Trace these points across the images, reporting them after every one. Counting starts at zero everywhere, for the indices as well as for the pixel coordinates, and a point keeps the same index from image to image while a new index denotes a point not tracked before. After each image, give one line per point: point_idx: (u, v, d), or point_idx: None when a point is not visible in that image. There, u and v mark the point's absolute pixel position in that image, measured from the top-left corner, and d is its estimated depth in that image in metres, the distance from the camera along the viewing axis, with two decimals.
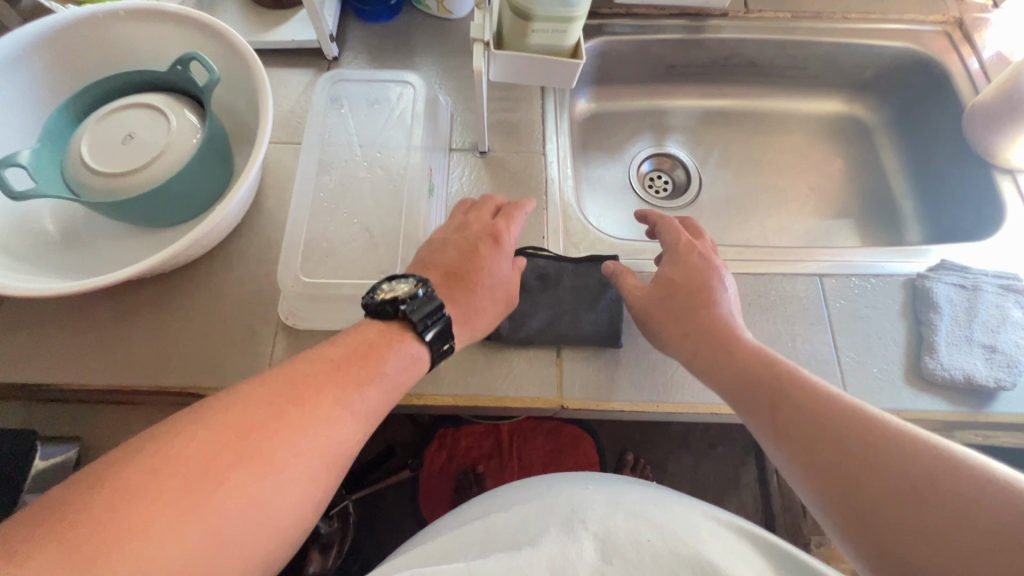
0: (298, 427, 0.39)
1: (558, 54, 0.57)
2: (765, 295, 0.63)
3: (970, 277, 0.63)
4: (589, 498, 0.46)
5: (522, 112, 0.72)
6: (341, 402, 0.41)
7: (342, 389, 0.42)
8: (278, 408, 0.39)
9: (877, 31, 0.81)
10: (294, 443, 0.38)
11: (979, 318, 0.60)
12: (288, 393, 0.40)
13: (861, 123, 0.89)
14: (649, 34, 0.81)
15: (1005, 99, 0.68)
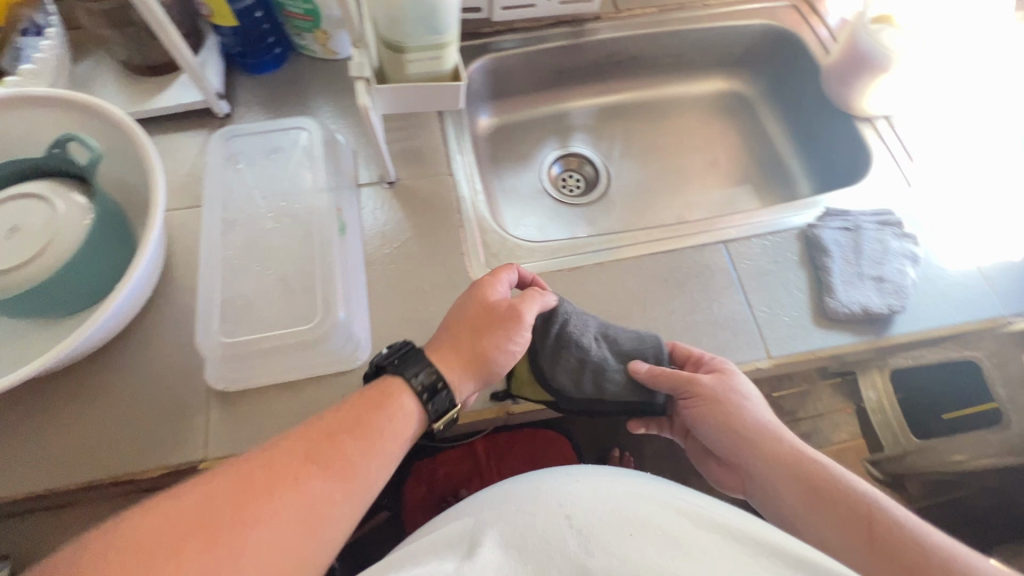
0: (261, 525, 0.40)
1: (439, 79, 0.59)
2: (678, 270, 0.67)
3: (852, 219, 0.69)
4: (579, 493, 0.44)
5: (424, 138, 0.74)
6: (320, 474, 0.44)
7: (308, 471, 0.43)
8: (229, 508, 0.39)
9: (736, 14, 0.89)
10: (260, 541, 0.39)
11: (864, 255, 0.66)
12: (242, 495, 0.40)
13: (742, 96, 0.96)
14: (531, 47, 0.85)
15: (846, 59, 0.76)
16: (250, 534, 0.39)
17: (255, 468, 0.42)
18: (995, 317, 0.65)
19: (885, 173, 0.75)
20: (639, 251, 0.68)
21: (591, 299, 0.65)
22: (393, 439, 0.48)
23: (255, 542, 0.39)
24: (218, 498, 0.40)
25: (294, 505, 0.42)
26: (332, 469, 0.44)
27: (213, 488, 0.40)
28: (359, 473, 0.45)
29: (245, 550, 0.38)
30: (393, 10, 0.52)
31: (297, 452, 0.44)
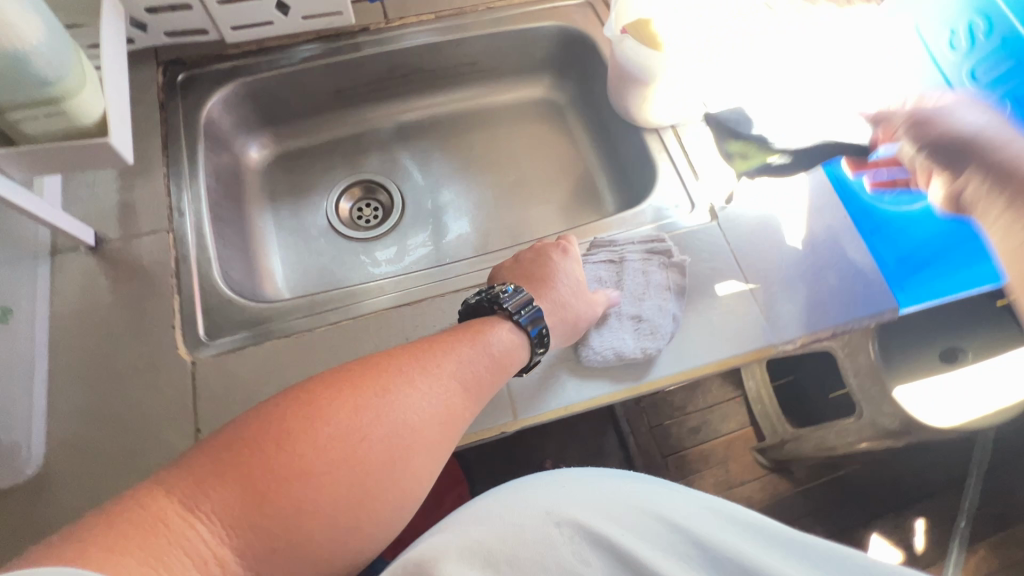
0: (383, 407, 0.43)
1: (83, 134, 0.49)
2: (424, 322, 0.60)
3: (618, 250, 0.64)
4: (563, 498, 0.47)
5: (143, 188, 0.64)
6: (382, 399, 0.44)
7: (408, 377, 0.46)
8: (352, 397, 0.43)
9: (526, 15, 0.80)
10: (385, 434, 0.43)
11: (624, 290, 0.62)
12: (350, 389, 0.44)
13: (555, 103, 0.89)
14: (320, 60, 0.75)
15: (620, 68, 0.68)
16: (397, 410, 0.44)
17: (356, 368, 0.46)
18: (768, 347, 0.61)
19: (667, 191, 0.70)
20: (388, 304, 0.62)
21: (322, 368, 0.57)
22: (465, 368, 0.50)
23: (383, 426, 0.43)
24: (364, 369, 0.46)
25: (456, 381, 0.49)
26: (444, 372, 0.48)
27: (372, 359, 0.47)
28: (451, 383, 0.48)
29: (376, 425, 0.43)
30: None
31: (356, 370, 0.45)
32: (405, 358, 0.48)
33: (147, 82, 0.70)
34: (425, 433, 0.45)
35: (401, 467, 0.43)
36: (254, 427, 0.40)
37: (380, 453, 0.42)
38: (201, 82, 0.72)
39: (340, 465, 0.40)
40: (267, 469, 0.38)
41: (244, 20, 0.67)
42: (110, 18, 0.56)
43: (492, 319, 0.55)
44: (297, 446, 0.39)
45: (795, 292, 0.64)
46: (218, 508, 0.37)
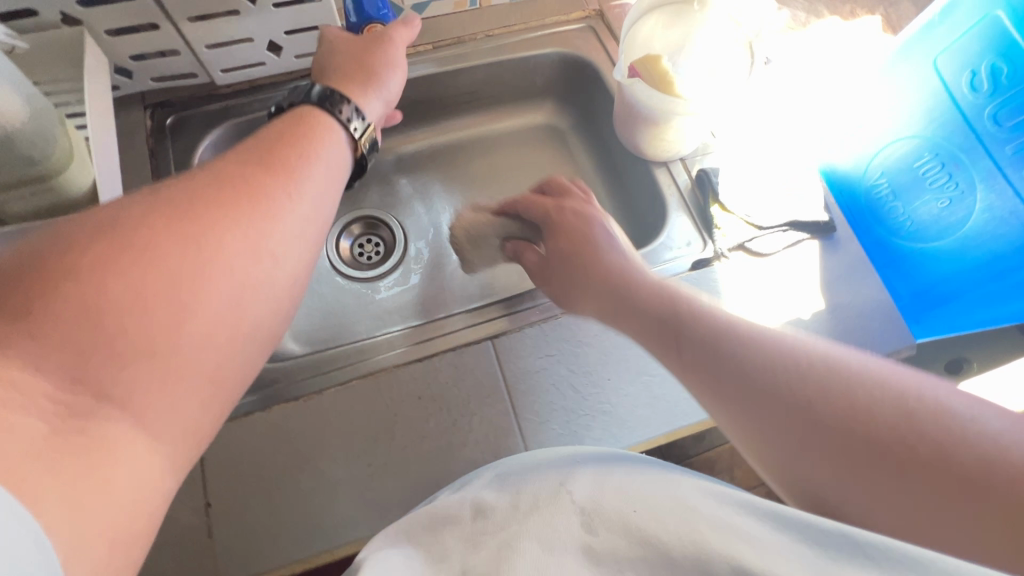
0: (201, 262, 0.35)
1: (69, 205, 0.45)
2: (436, 380, 0.58)
3: None
4: (581, 476, 0.41)
5: None
6: (217, 225, 0.37)
7: (262, 228, 0.39)
8: (210, 213, 0.37)
9: (526, 42, 0.78)
10: (234, 225, 0.38)
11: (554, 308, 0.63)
12: (196, 205, 0.37)
13: (557, 128, 0.86)
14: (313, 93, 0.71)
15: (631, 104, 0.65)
16: (223, 257, 0.36)
17: (223, 166, 0.41)
18: None
19: (677, 229, 0.68)
20: (395, 361, 0.60)
21: (333, 433, 0.56)
22: (306, 158, 0.46)
23: (239, 215, 0.38)
24: (209, 188, 0.38)
25: (315, 216, 0.44)
26: (295, 170, 0.44)
27: (232, 161, 0.42)
28: (277, 189, 0.41)
29: (191, 252, 0.35)
30: None
31: (225, 167, 0.41)
32: (239, 165, 0.41)
33: (133, 127, 0.67)
34: (274, 297, 0.40)
35: (212, 265, 0.35)
36: (118, 219, 0.34)
37: (212, 254, 0.36)
38: (191, 123, 0.69)
39: (184, 306, 0.34)
40: (72, 266, 0.31)
41: (233, 62, 0.64)
42: (93, 74, 0.53)
43: (326, 118, 0.50)
44: (138, 302, 0.32)
45: (812, 334, 0.63)
46: (35, 351, 0.29)
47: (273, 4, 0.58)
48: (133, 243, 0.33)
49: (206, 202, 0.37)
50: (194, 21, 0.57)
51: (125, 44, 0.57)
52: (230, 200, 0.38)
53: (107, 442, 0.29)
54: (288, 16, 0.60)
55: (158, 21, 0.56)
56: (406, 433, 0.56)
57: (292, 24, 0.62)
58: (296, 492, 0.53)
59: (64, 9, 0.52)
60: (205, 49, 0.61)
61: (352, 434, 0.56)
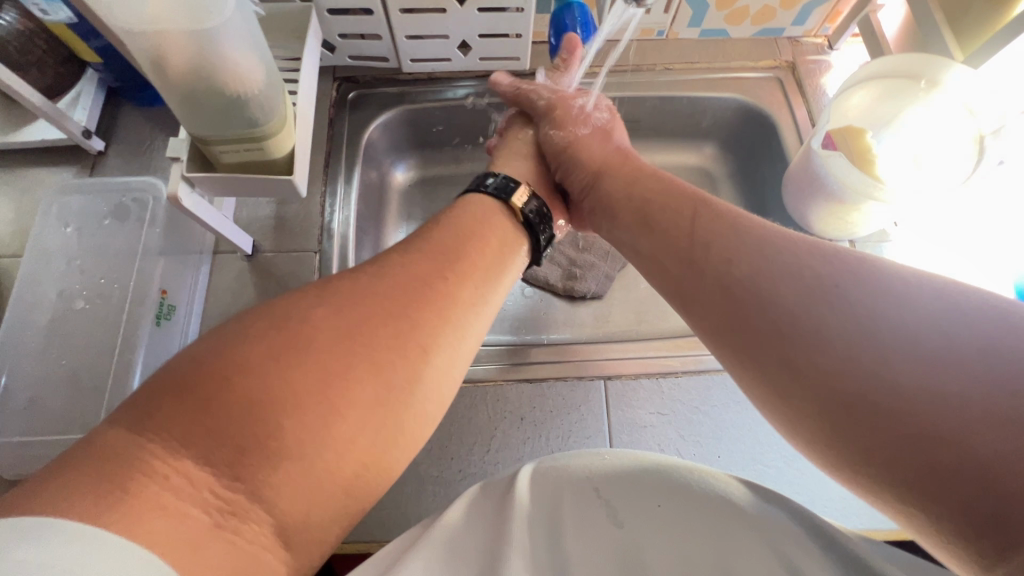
0: (425, 310, 0.38)
1: (272, 169, 0.51)
2: (541, 406, 0.58)
3: None
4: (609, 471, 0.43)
5: (300, 205, 0.67)
6: (434, 274, 0.41)
7: (469, 277, 0.43)
8: (397, 296, 0.38)
9: (705, 82, 0.75)
10: (412, 304, 0.38)
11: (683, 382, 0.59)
12: (418, 270, 0.41)
13: (710, 173, 0.82)
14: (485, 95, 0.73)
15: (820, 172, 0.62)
16: (448, 303, 0.40)
17: (405, 253, 0.42)
18: None
19: None
20: (502, 376, 0.60)
21: (432, 429, 0.57)
22: (500, 222, 0.49)
23: (421, 297, 0.39)
24: (397, 273, 0.40)
25: (493, 285, 0.45)
26: (477, 263, 0.44)
27: (425, 242, 0.44)
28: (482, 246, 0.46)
29: (418, 304, 0.38)
30: (193, 103, 0.42)
31: (403, 252, 0.42)
32: (447, 233, 0.45)
33: (322, 97, 0.72)
34: (442, 365, 0.38)
35: (430, 313, 0.38)
36: (343, 279, 0.39)
37: (393, 334, 0.36)
38: (370, 103, 0.73)
39: (398, 337, 0.36)
40: (288, 327, 0.34)
41: (423, 54, 0.67)
42: (311, 48, 0.58)
43: (493, 202, 0.51)
44: (319, 354, 0.33)
45: None
46: (289, 362, 0.32)
47: (477, 8, 0.60)
48: (359, 299, 0.37)
49: (417, 267, 0.41)
50: (403, 12, 0.61)
51: (339, 23, 0.62)
52: (439, 262, 0.42)
53: (264, 487, 0.29)
54: (489, 21, 0.62)
55: (372, 8, 0.60)
56: (502, 451, 0.56)
57: (490, 29, 0.64)
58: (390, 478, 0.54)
59: None
60: (405, 39, 0.65)
61: (450, 436, 0.56)
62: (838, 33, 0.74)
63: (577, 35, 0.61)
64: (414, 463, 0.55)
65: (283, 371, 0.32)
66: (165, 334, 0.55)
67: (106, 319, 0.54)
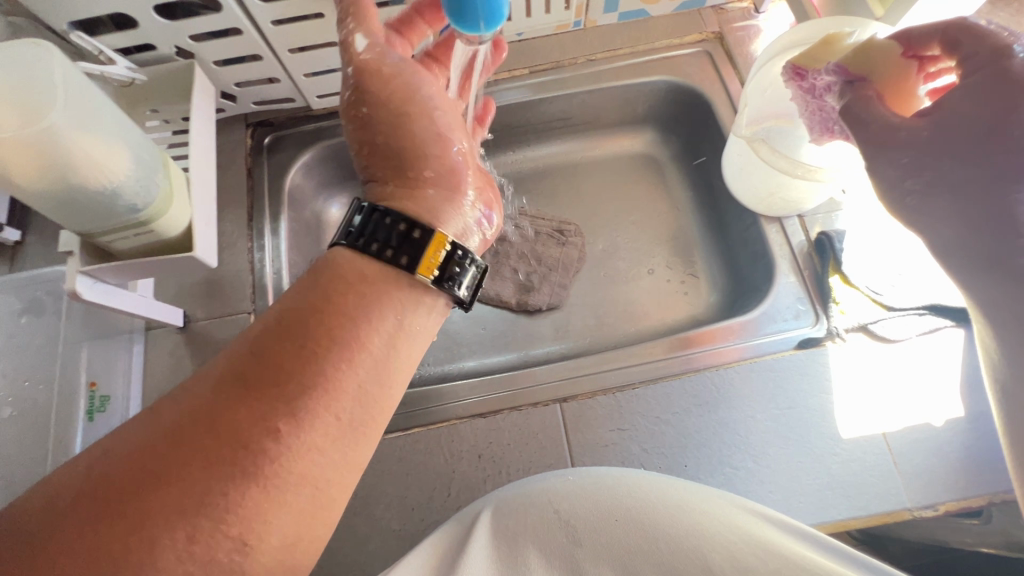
0: (229, 492, 0.33)
1: (171, 246, 0.48)
2: (499, 439, 0.56)
3: (719, 368, 0.58)
4: (575, 492, 0.41)
5: (229, 265, 0.64)
6: (256, 425, 0.34)
7: (307, 414, 0.35)
8: (202, 470, 0.33)
9: (631, 67, 0.71)
10: (240, 456, 0.33)
11: (672, 394, 0.57)
12: (231, 421, 0.34)
13: (654, 158, 0.79)
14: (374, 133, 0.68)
15: (819, 109, 0.50)
16: (274, 468, 0.34)
17: (228, 375, 0.36)
18: (900, 512, 0.51)
19: (785, 298, 0.60)
20: (458, 412, 0.58)
21: (390, 480, 0.55)
22: (357, 304, 0.38)
23: (243, 447, 0.34)
24: (197, 427, 0.34)
25: (356, 405, 0.37)
26: (338, 369, 0.36)
27: (267, 341, 0.37)
28: (334, 352, 0.37)
29: (224, 484, 0.33)
30: (60, 207, 0.40)
31: (215, 388, 0.35)
32: (287, 342, 0.37)
33: (236, 147, 0.69)
34: (284, 533, 0.34)
35: (245, 492, 0.33)
36: (130, 451, 0.33)
37: (190, 532, 0.32)
38: (287, 145, 0.70)
39: (195, 535, 0.32)
40: (42, 550, 0.31)
41: (329, 89, 0.64)
42: (200, 106, 0.55)
43: (367, 266, 0.40)
44: (128, 542, 0.31)
45: (946, 447, 0.53)
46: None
47: None
48: (140, 488, 0.32)
49: (228, 419, 0.34)
50: (294, 52, 0.57)
51: (231, 73, 0.59)
52: (261, 402, 0.35)
53: None
54: None
55: (261, 53, 0.57)
56: (463, 492, 0.54)
57: None
58: (351, 537, 0.53)
59: (179, 45, 0.54)
60: (305, 77, 0.61)
61: (409, 484, 0.55)
62: None
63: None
64: (375, 518, 0.54)
65: None
66: (101, 427, 0.54)
67: (36, 423, 0.53)
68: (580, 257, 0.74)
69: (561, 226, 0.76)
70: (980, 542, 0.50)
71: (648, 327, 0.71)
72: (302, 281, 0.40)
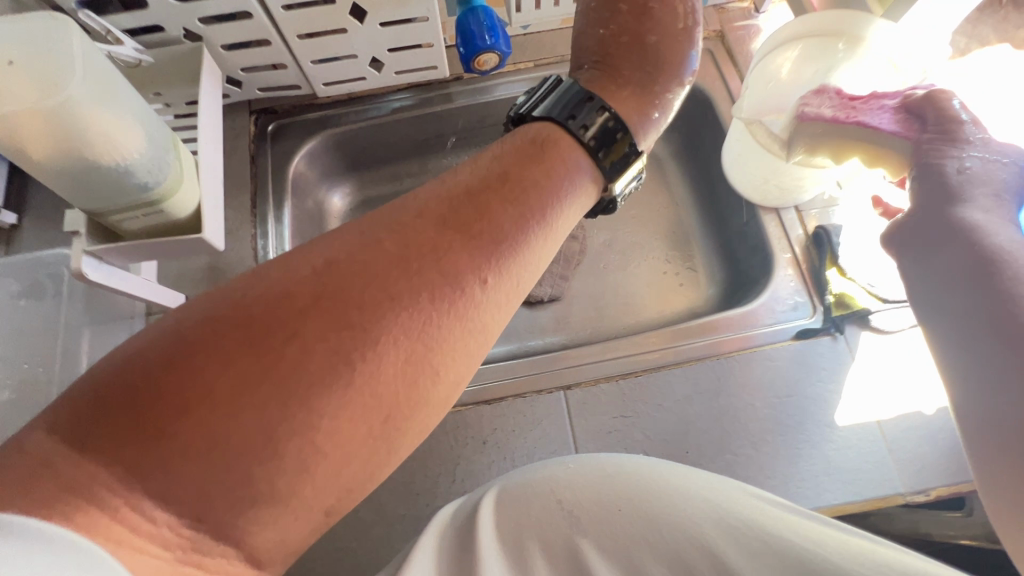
0: (422, 335, 0.33)
1: (177, 227, 0.48)
2: (503, 426, 0.57)
3: (719, 356, 0.59)
4: (574, 482, 0.42)
5: (231, 251, 0.64)
6: (449, 275, 0.34)
7: (479, 285, 0.34)
8: (404, 303, 0.33)
9: None
10: (408, 312, 0.33)
11: (674, 380, 0.58)
12: (426, 265, 0.33)
13: (655, 153, 0.80)
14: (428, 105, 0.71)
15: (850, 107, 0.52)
16: (464, 322, 0.34)
17: (408, 228, 0.35)
18: (893, 496, 0.53)
19: (783, 289, 0.62)
20: (462, 399, 0.58)
21: (395, 466, 0.55)
22: (552, 175, 0.39)
23: (413, 300, 0.33)
24: (404, 261, 0.33)
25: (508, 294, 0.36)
26: (503, 241, 0.35)
27: (454, 202, 0.36)
28: (529, 211, 0.37)
29: (408, 340, 0.32)
30: (71, 182, 0.39)
31: (394, 245, 0.34)
32: (475, 203, 0.36)
33: (239, 133, 0.69)
34: (447, 390, 0.34)
35: (421, 351, 0.33)
36: (328, 275, 0.33)
37: (359, 383, 0.31)
38: (290, 132, 0.70)
39: (363, 395, 0.31)
40: (238, 354, 0.30)
41: (335, 76, 0.64)
42: (207, 89, 0.54)
43: (552, 129, 0.41)
44: (281, 382, 0.30)
45: (937, 435, 0.54)
46: (226, 420, 0.29)
47: (379, 23, 0.57)
48: (327, 325, 0.31)
49: (423, 269, 0.33)
50: (302, 38, 0.58)
51: (238, 58, 0.59)
52: (445, 266, 0.34)
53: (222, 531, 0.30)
54: (395, 35, 0.59)
55: (268, 38, 0.57)
56: (468, 478, 0.55)
57: (398, 42, 0.61)
58: (357, 521, 0.53)
59: (187, 27, 0.53)
60: (312, 64, 0.61)
61: (413, 470, 0.55)
62: None
63: (486, 41, 0.57)
64: (380, 503, 0.54)
65: (200, 433, 0.29)
66: None
67: (35, 405, 0.52)
68: (581, 249, 0.75)
69: None
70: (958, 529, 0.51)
71: (648, 318, 0.72)
72: (497, 151, 0.39)
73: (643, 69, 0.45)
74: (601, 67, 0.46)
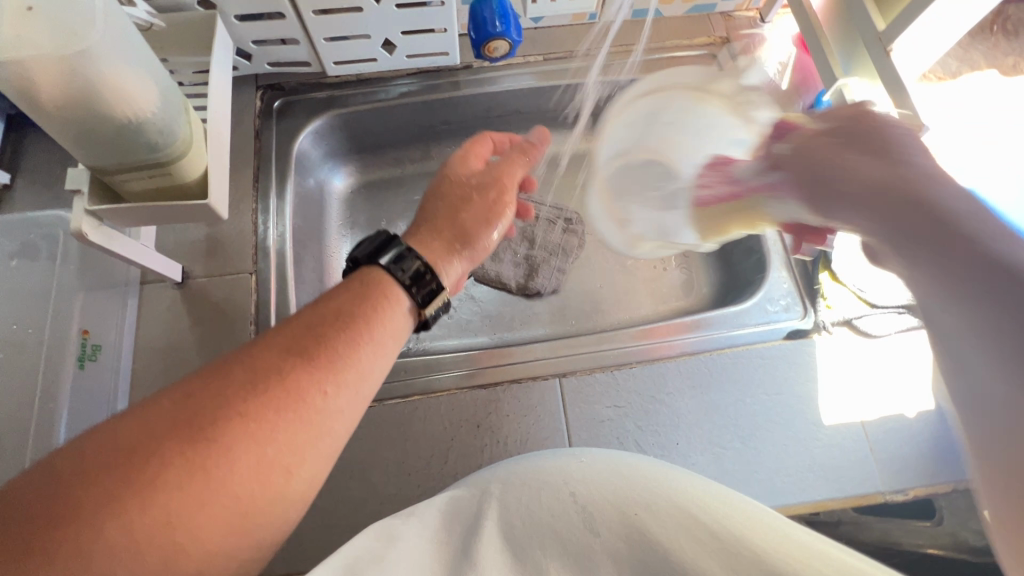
0: (293, 433, 0.34)
1: (184, 192, 0.48)
2: (497, 411, 0.57)
3: (711, 352, 0.60)
4: (587, 475, 0.41)
5: (231, 225, 0.63)
6: (317, 375, 0.36)
7: (343, 382, 0.37)
8: (275, 405, 0.34)
9: (643, 63, 0.74)
10: (256, 432, 0.33)
11: (667, 376, 0.59)
12: (295, 369, 0.36)
13: None
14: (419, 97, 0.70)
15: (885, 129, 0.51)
16: (327, 420, 0.36)
17: (279, 339, 0.37)
18: (873, 494, 0.54)
19: (776, 290, 0.63)
20: (456, 384, 0.58)
21: (387, 447, 0.55)
22: (364, 304, 0.41)
23: (261, 420, 0.33)
24: (266, 370, 0.35)
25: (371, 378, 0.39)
26: (341, 363, 0.37)
27: (298, 327, 0.38)
28: (363, 330, 0.39)
29: (280, 436, 0.34)
30: (81, 136, 0.39)
31: (273, 347, 0.37)
32: (321, 320, 0.39)
33: (245, 108, 0.69)
34: (317, 475, 0.36)
35: (291, 444, 0.34)
36: (201, 387, 0.34)
37: (246, 473, 0.32)
38: (296, 110, 0.70)
39: (249, 480, 0.32)
40: (114, 465, 0.30)
41: (347, 56, 0.64)
42: (220, 57, 0.54)
43: (385, 275, 0.43)
44: (130, 503, 0.29)
45: (919, 437, 0.56)
46: (101, 524, 0.29)
47: (396, 4, 0.57)
48: (203, 426, 0.32)
49: (295, 371, 0.36)
50: (318, 14, 0.58)
51: (251, 30, 0.59)
52: (318, 368, 0.36)
53: None
54: (411, 17, 0.59)
55: (284, 11, 0.57)
56: (460, 461, 0.55)
57: (412, 25, 0.61)
58: (347, 499, 0.53)
59: None
60: (325, 41, 0.62)
61: (406, 451, 0.55)
62: (768, 5, 0.73)
63: (497, 28, 0.57)
64: (371, 483, 0.54)
65: (103, 531, 0.29)
66: (91, 376, 0.52)
67: (25, 368, 0.51)
68: (579, 244, 0.76)
69: (564, 214, 0.77)
70: (929, 543, 0.55)
71: (643, 315, 0.73)
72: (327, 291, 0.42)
73: (458, 239, 0.51)
74: (414, 229, 0.51)
